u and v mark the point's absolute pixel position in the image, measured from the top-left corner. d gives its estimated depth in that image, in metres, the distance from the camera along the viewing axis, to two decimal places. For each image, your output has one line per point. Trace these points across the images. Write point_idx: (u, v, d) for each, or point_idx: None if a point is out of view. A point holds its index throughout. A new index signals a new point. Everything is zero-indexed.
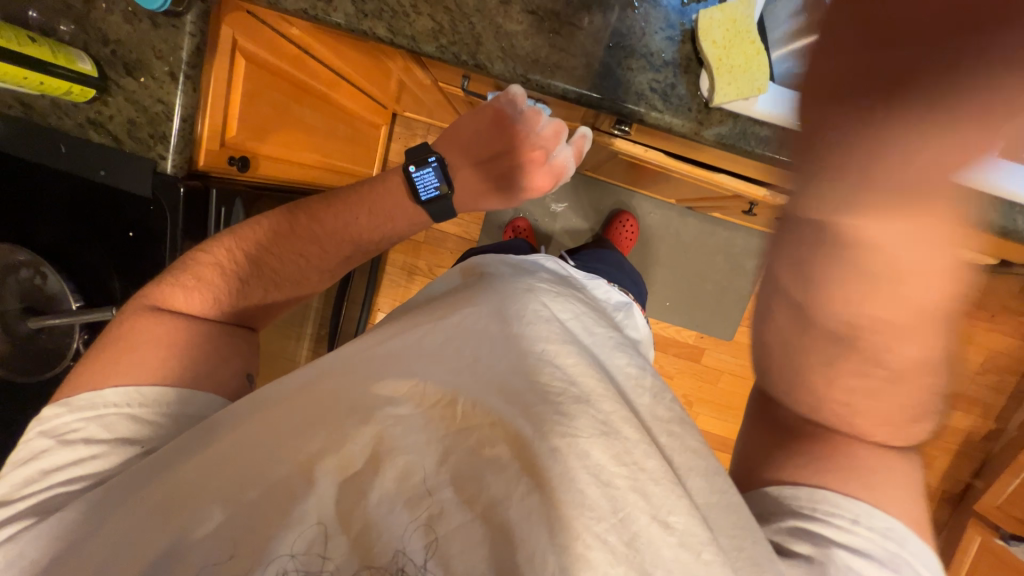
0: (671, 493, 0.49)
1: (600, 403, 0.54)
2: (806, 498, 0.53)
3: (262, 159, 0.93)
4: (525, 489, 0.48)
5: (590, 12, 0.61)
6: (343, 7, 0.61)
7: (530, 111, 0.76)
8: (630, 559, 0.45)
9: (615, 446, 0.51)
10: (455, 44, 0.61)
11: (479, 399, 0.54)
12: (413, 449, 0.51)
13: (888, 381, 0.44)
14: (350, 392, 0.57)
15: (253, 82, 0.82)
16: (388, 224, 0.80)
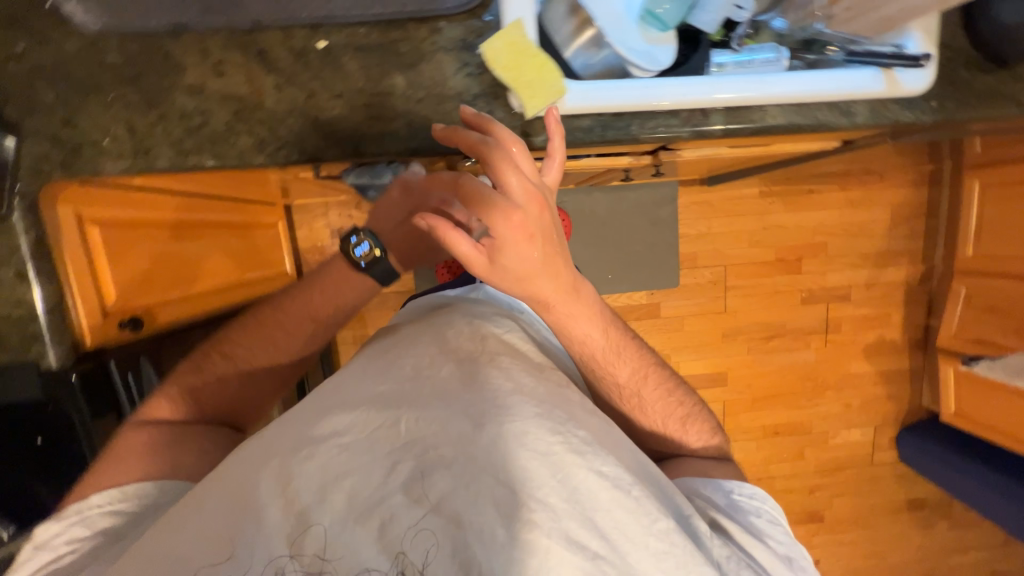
0: (601, 453, 0.56)
1: (532, 389, 0.59)
2: (714, 484, 0.71)
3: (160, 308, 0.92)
4: (466, 481, 0.51)
5: (393, 76, 0.64)
6: (163, 153, 0.63)
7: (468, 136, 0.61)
8: (574, 515, 0.51)
9: (549, 420, 0.56)
10: (281, 148, 0.64)
11: (422, 415, 0.56)
12: (363, 474, 0.53)
13: (640, 389, 0.76)
14: (300, 432, 0.57)
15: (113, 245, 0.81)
16: (341, 293, 0.77)
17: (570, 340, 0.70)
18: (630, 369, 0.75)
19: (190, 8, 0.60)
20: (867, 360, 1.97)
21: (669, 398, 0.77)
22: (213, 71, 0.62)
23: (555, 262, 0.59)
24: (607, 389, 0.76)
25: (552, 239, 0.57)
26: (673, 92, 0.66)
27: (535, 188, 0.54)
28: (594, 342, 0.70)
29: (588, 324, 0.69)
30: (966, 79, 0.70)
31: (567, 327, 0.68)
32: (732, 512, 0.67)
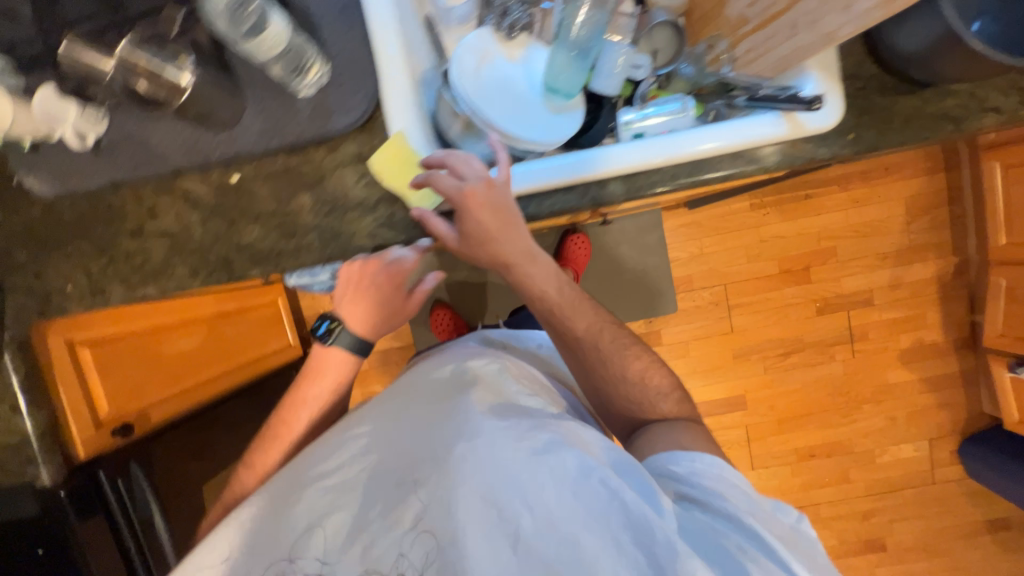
0: (561, 453, 0.64)
1: (487, 409, 0.71)
2: (670, 465, 0.70)
3: (156, 407, 1.01)
4: (421, 501, 0.64)
5: (300, 196, 0.69)
6: (115, 290, 0.71)
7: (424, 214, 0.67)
8: (536, 510, 0.60)
9: (500, 436, 0.65)
10: (212, 272, 0.71)
11: (397, 447, 0.71)
12: (361, 504, 0.67)
13: (612, 360, 0.81)
14: (305, 470, 0.72)
15: (106, 359, 0.92)
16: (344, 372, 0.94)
17: (531, 293, 0.78)
18: (586, 323, 0.80)
19: (121, 165, 0.69)
20: (907, 367, 1.79)
21: (639, 366, 0.82)
22: (149, 214, 0.70)
23: (509, 226, 0.68)
24: (549, 314, 0.79)
25: (506, 210, 0.66)
26: (560, 170, 0.67)
27: (485, 171, 0.66)
28: (543, 280, 0.77)
29: (541, 270, 0.76)
30: (883, 105, 0.66)
31: (521, 275, 0.76)
32: (696, 493, 0.65)
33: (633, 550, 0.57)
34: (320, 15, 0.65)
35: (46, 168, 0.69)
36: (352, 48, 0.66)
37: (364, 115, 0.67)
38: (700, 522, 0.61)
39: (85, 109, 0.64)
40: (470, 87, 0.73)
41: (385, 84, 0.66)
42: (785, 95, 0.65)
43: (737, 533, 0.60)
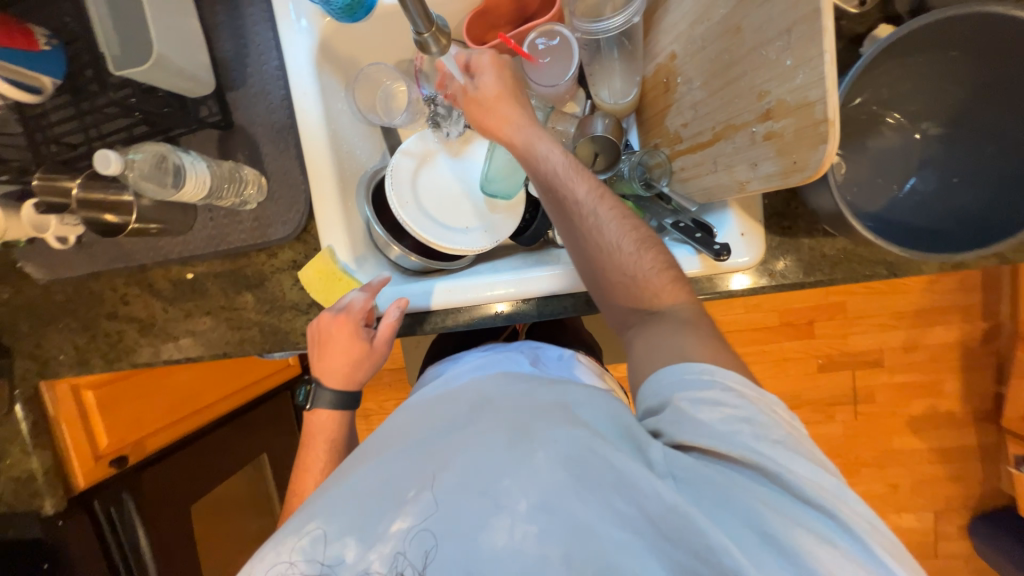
0: (543, 427, 0.50)
1: (461, 411, 0.56)
2: (649, 409, 0.52)
3: (153, 436, 1.14)
4: (511, 466, 0.48)
5: (244, 294, 0.76)
6: (97, 362, 0.82)
7: (336, 321, 0.68)
8: (532, 492, 0.47)
9: (488, 431, 0.51)
10: (173, 354, 0.80)
11: (368, 468, 0.51)
12: (378, 506, 0.48)
13: (602, 248, 0.59)
14: (390, 446, 0.54)
15: (108, 399, 1.05)
16: (361, 374, 0.71)
17: (555, 211, 0.62)
18: (586, 185, 0.61)
19: (97, 259, 0.78)
20: (917, 434, 1.66)
21: (639, 259, 0.59)
22: (122, 301, 0.80)
23: (512, 94, 0.65)
24: (605, 285, 0.61)
25: (516, 92, 0.66)
26: (476, 292, 0.71)
27: (495, 64, 0.66)
28: (545, 160, 0.62)
29: (556, 152, 0.62)
30: (809, 246, 0.63)
31: (540, 177, 0.62)
32: (711, 442, 0.45)
33: (644, 520, 0.45)
34: (259, 135, 0.70)
35: (39, 258, 0.79)
36: (287, 166, 0.71)
37: (297, 228, 0.72)
38: (711, 476, 0.45)
39: (63, 217, 0.72)
40: (396, 197, 0.75)
41: (315, 199, 0.70)
42: (702, 235, 0.63)
43: (751, 482, 0.44)
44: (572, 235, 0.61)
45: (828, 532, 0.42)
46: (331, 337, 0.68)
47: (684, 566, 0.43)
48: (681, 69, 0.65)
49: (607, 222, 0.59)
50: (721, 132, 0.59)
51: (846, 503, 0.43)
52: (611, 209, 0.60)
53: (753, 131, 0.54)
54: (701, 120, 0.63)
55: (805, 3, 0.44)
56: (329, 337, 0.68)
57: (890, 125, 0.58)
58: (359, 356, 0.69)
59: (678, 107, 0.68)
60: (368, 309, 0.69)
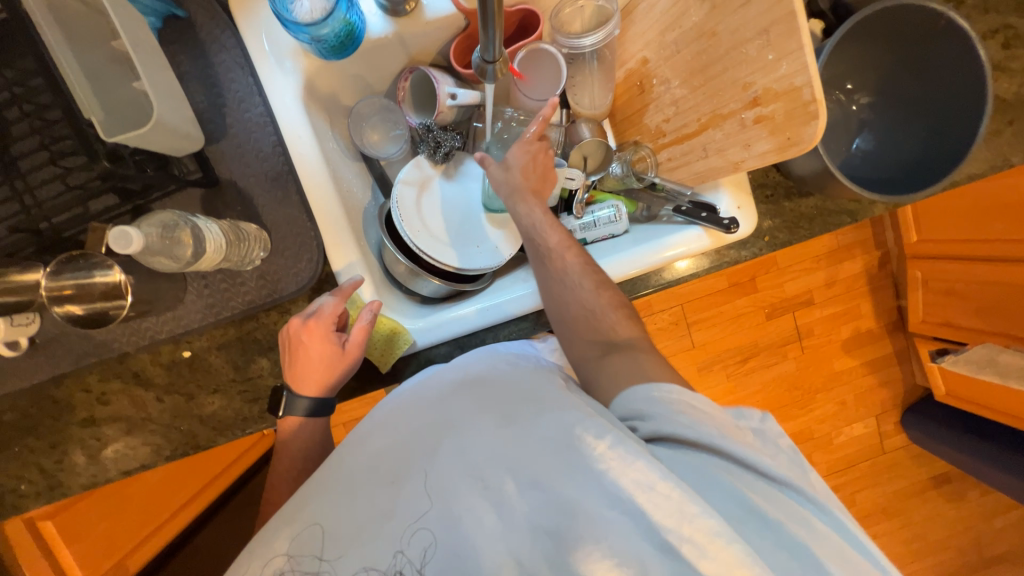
0: (534, 413, 0.51)
1: (450, 401, 0.55)
2: (627, 414, 0.53)
3: (132, 554, 1.00)
4: (503, 447, 0.50)
5: (257, 360, 0.69)
6: (75, 481, 0.69)
7: (301, 328, 0.63)
8: (523, 474, 0.48)
9: (485, 419, 0.52)
10: (176, 447, 0.70)
11: (359, 464, 0.52)
12: (372, 496, 0.50)
13: (568, 289, 0.62)
14: (378, 441, 0.54)
15: (76, 523, 0.92)
16: (333, 383, 0.65)
17: (533, 258, 0.67)
18: (557, 237, 0.65)
19: (61, 360, 0.66)
20: (849, 354, 1.95)
21: (603, 287, 0.62)
22: (99, 401, 0.68)
23: (539, 175, 0.71)
24: (565, 323, 0.62)
25: (541, 173, 0.71)
26: (511, 306, 0.71)
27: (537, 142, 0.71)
28: (533, 217, 0.67)
29: (541, 215, 0.67)
30: (790, 208, 0.73)
31: (529, 231, 0.67)
32: (677, 429, 0.49)
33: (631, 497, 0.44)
34: (252, 187, 0.65)
35: None
36: (289, 214, 0.66)
37: (313, 277, 0.67)
38: (689, 462, 0.49)
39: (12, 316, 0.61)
40: (409, 227, 0.73)
41: (328, 243, 0.66)
42: (707, 213, 0.70)
43: (725, 467, 0.48)
44: (540, 277, 0.65)
45: (788, 504, 0.47)
46: (297, 344, 0.63)
47: (668, 541, 0.43)
48: (655, 71, 0.73)
49: (573, 270, 0.63)
50: (708, 122, 0.67)
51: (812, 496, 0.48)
52: (577, 263, 0.64)
53: (742, 117, 0.62)
54: (684, 114, 0.71)
55: (779, 7, 0.52)
56: (296, 343, 0.63)
57: (835, 99, 0.73)
58: (331, 361, 0.64)
59: (657, 106, 0.75)
60: (336, 314, 0.64)
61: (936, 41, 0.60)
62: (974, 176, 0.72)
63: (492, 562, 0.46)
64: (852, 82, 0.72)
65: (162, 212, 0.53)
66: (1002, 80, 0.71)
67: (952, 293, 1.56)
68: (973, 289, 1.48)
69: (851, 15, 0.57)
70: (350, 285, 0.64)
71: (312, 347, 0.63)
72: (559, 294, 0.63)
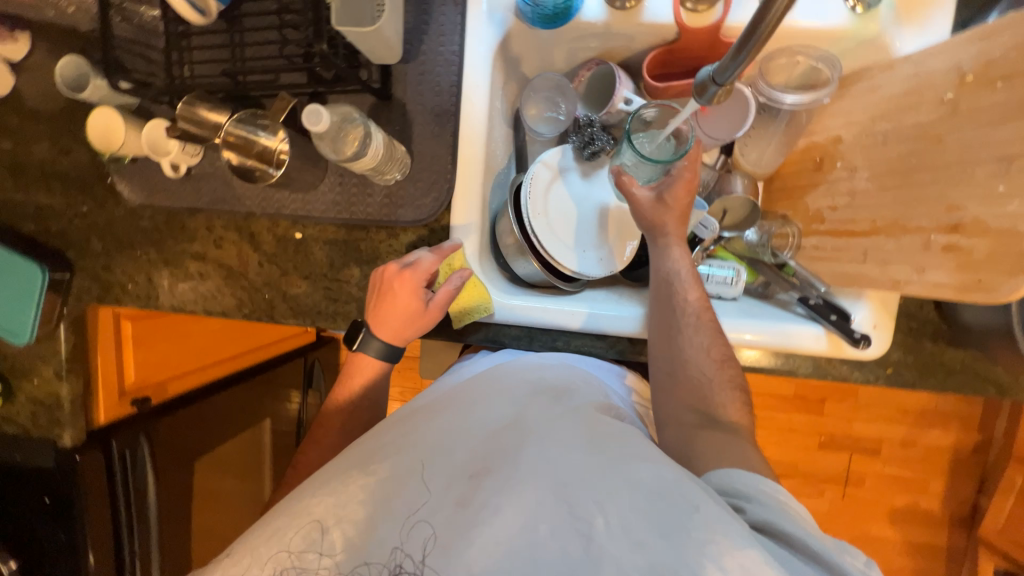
0: (626, 454, 0.51)
1: (536, 410, 0.57)
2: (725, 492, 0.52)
3: (175, 380, 1.08)
4: (591, 475, 0.49)
5: (351, 267, 0.73)
6: (168, 301, 0.77)
7: (396, 277, 0.66)
8: (611, 512, 0.47)
9: (572, 441, 0.52)
10: (255, 310, 0.76)
11: (447, 441, 0.54)
12: (450, 478, 0.51)
13: (684, 346, 0.64)
14: (466, 425, 0.56)
15: (146, 331, 1.00)
16: (407, 334, 0.69)
17: (661, 305, 0.67)
18: (696, 295, 0.66)
19: (201, 196, 0.73)
20: (894, 526, 1.73)
21: (718, 359, 0.63)
22: (214, 244, 0.75)
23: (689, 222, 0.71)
24: (676, 377, 0.64)
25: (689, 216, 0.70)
26: (596, 323, 0.70)
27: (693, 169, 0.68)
28: (678, 267, 0.68)
29: (686, 267, 0.68)
30: (930, 350, 0.65)
31: (667, 277, 0.68)
32: (784, 524, 0.47)
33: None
34: (416, 114, 0.68)
35: (136, 179, 0.74)
36: (436, 151, 0.69)
37: (431, 215, 0.70)
38: (798, 567, 0.44)
39: (187, 145, 0.68)
40: (531, 206, 0.74)
41: (457, 189, 0.68)
42: (836, 317, 0.65)
43: None
44: (661, 327, 0.66)
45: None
46: (387, 291, 0.66)
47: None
48: (845, 154, 0.67)
49: (704, 330, 0.64)
50: (883, 228, 0.61)
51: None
52: (708, 321, 0.65)
53: (929, 238, 0.55)
54: (857, 210, 0.65)
55: None
56: (386, 290, 0.66)
57: None
58: (412, 316, 0.67)
59: (829, 189, 0.69)
60: (430, 271, 0.66)
61: None
62: None
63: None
64: None
65: (344, 107, 0.58)
66: None
67: None
68: None
69: None
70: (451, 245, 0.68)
71: (399, 298, 0.66)
72: (673, 348, 0.64)
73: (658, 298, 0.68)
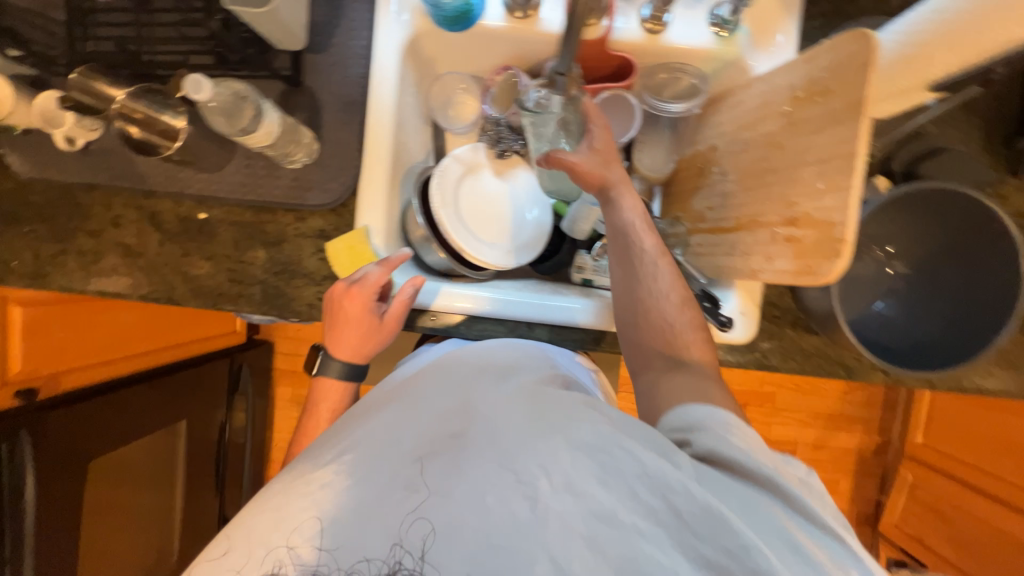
0: (566, 414, 0.49)
1: (477, 387, 0.55)
2: (676, 429, 0.51)
3: (69, 373, 1.02)
4: (533, 441, 0.47)
5: (255, 250, 0.73)
6: (57, 279, 0.74)
7: (347, 297, 0.68)
8: (558, 477, 0.45)
9: (511, 411, 0.50)
10: (152, 291, 0.74)
11: (386, 435, 0.52)
12: (395, 467, 0.49)
13: (642, 292, 0.59)
14: (407, 413, 0.54)
15: (39, 318, 0.95)
16: (371, 347, 0.73)
17: (615, 259, 0.62)
18: (652, 240, 0.61)
19: (99, 172, 0.72)
20: None
21: (678, 298, 0.59)
22: (112, 222, 0.74)
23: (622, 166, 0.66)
24: (638, 330, 0.60)
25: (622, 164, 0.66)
26: (494, 305, 0.73)
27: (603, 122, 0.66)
28: (631, 212, 0.62)
29: (640, 211, 0.62)
30: (790, 336, 0.73)
31: (619, 228, 0.62)
32: (731, 455, 0.46)
33: (670, 512, 0.44)
34: (325, 102, 0.71)
35: (29, 151, 0.72)
36: (344, 138, 0.71)
37: (337, 199, 0.71)
38: (744, 497, 0.44)
39: (81, 120, 0.67)
40: (439, 196, 0.77)
41: (363, 175, 0.71)
42: (710, 305, 0.71)
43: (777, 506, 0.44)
44: (618, 276, 0.62)
45: (833, 548, 0.43)
46: (342, 312, 0.69)
47: (710, 561, 0.42)
48: (719, 161, 0.75)
49: (664, 273, 0.60)
50: (744, 224, 0.68)
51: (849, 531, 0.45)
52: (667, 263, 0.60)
53: (774, 231, 0.63)
54: (727, 209, 0.72)
55: (844, 144, 0.54)
56: (340, 311, 0.69)
57: (873, 256, 0.74)
58: (370, 330, 0.71)
59: (708, 192, 0.77)
60: (380, 285, 0.68)
61: (982, 241, 0.62)
62: (981, 389, 0.71)
63: (528, 557, 0.44)
64: (893, 247, 0.73)
65: (235, 82, 0.60)
66: None
67: (934, 511, 1.47)
68: (956, 515, 1.39)
69: (909, 183, 0.59)
70: (398, 255, 0.69)
71: (354, 316, 0.69)
72: (630, 295, 0.60)
73: (613, 248, 0.63)
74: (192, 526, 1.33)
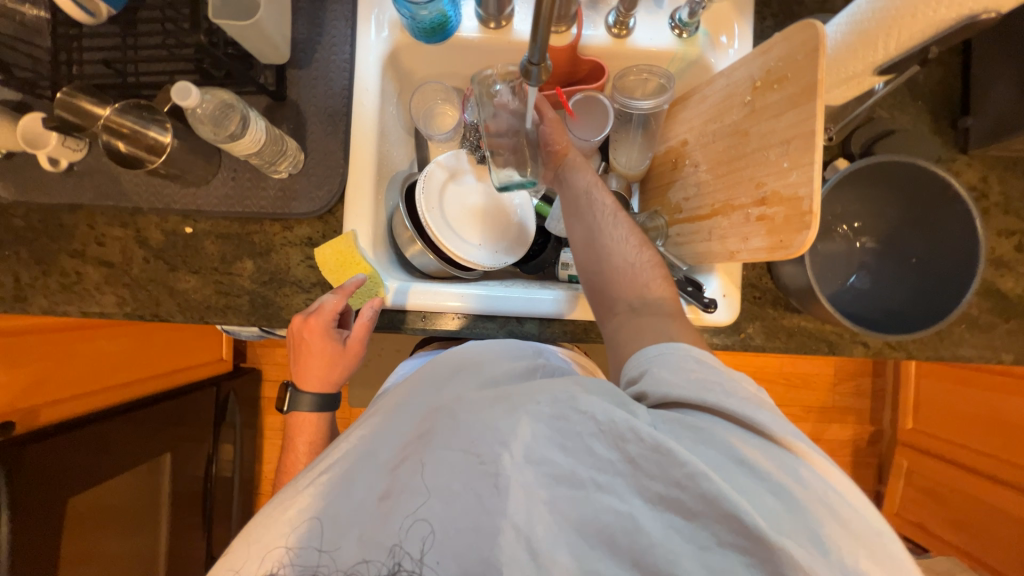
0: (525, 388, 0.46)
1: (446, 380, 0.52)
2: (632, 378, 0.52)
3: (49, 407, 0.98)
4: (499, 415, 0.44)
5: (243, 261, 0.74)
6: (38, 301, 0.73)
7: (305, 328, 0.68)
8: (519, 447, 0.42)
9: (478, 395, 0.47)
10: (138, 308, 0.73)
11: (356, 445, 0.47)
12: (365, 473, 0.45)
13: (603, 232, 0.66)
14: (376, 417, 0.49)
15: (20, 347, 0.92)
16: (338, 375, 0.73)
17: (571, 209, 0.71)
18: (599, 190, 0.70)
19: (84, 192, 0.72)
20: None
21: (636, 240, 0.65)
22: (96, 241, 0.73)
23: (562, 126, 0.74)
24: (601, 273, 0.64)
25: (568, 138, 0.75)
26: (479, 302, 0.73)
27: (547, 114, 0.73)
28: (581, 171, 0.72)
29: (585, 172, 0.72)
30: (772, 315, 0.75)
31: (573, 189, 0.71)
32: (684, 394, 0.46)
33: (626, 462, 0.41)
34: (310, 114, 0.73)
35: (11, 175, 0.71)
36: (330, 147, 0.73)
37: (324, 207, 0.73)
38: (709, 435, 0.43)
39: (67, 139, 0.68)
40: (425, 201, 0.79)
41: (350, 182, 0.73)
42: (692, 289, 0.72)
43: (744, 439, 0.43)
44: (575, 227, 0.69)
45: (781, 454, 0.42)
46: (304, 343, 0.69)
47: (664, 496, 0.40)
48: (690, 154, 0.79)
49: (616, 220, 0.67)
50: (719, 209, 0.71)
51: (795, 439, 0.43)
52: (622, 219, 0.67)
53: (748, 212, 0.66)
54: (702, 197, 0.75)
55: (804, 124, 0.57)
56: (302, 342, 0.69)
57: (841, 234, 0.77)
58: (335, 355, 0.70)
59: (682, 184, 0.80)
60: (336, 314, 0.68)
61: (939, 208, 0.66)
62: (957, 356, 0.74)
63: (492, 533, 0.40)
64: (860, 224, 0.76)
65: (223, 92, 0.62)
66: (1006, 277, 0.74)
67: (930, 495, 1.46)
68: (954, 497, 1.40)
69: (869, 158, 0.62)
70: (351, 281, 0.69)
71: (315, 346, 0.69)
72: (587, 242, 0.66)
73: (572, 203, 0.70)
74: (177, 566, 1.26)
